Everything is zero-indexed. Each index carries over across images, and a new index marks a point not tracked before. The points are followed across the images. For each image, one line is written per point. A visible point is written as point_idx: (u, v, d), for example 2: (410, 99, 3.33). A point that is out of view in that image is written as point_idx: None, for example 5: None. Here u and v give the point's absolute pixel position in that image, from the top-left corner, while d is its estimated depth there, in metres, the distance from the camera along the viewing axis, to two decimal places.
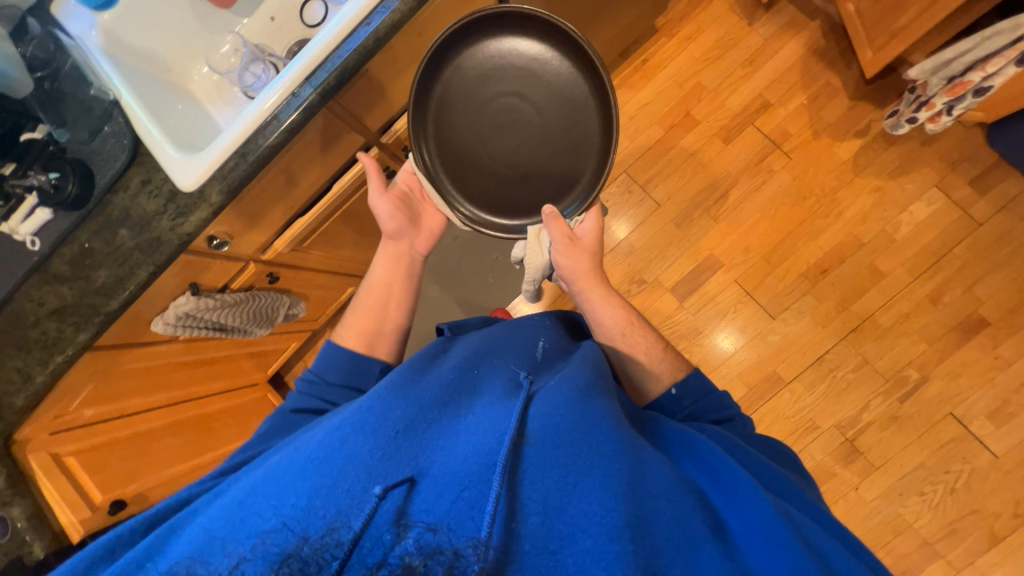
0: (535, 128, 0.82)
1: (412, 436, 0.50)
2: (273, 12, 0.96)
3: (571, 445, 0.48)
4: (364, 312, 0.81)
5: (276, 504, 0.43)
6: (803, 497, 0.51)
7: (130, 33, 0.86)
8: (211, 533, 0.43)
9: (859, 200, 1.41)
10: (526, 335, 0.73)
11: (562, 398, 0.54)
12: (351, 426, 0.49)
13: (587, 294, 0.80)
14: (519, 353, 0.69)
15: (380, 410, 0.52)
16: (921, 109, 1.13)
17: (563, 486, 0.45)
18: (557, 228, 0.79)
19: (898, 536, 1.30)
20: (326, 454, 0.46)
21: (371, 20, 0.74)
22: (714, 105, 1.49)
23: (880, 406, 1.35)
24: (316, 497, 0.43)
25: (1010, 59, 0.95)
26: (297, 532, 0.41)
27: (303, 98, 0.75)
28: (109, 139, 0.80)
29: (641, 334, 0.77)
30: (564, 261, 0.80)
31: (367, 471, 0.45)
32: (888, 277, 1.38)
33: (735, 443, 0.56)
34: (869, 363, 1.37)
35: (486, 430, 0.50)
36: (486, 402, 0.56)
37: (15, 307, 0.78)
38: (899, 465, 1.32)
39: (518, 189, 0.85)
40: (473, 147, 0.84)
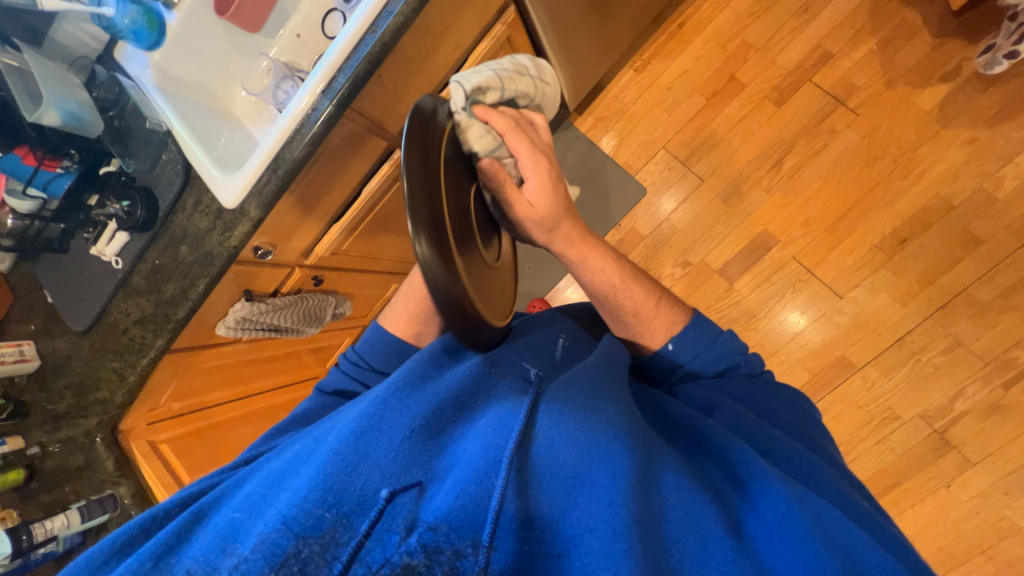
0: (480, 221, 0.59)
1: (424, 431, 0.51)
2: (298, 29, 1.01)
3: (579, 443, 0.47)
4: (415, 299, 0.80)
5: (293, 495, 0.46)
6: (833, 486, 0.50)
7: (179, 69, 0.94)
8: (246, 516, 0.47)
9: (947, 155, 1.20)
10: (546, 331, 0.73)
11: (574, 395, 0.53)
12: (365, 422, 0.51)
13: (574, 243, 0.71)
14: (538, 352, 0.67)
15: (392, 405, 0.53)
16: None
17: (571, 485, 0.45)
18: (513, 138, 0.61)
19: (1004, 541, 1.15)
20: (343, 449, 0.49)
21: (377, 26, 0.75)
22: (763, 64, 1.35)
23: (978, 394, 1.18)
24: (329, 492, 0.45)
25: None
26: (296, 531, 0.43)
27: (321, 111, 0.78)
28: (166, 165, 0.89)
29: (637, 284, 0.73)
30: (539, 215, 0.64)
31: (381, 473, 0.47)
32: (986, 244, 1.17)
33: (757, 423, 0.56)
34: (963, 345, 1.19)
35: (493, 428, 0.50)
36: (498, 399, 0.56)
37: (110, 318, 0.92)
38: (1002, 461, 1.16)
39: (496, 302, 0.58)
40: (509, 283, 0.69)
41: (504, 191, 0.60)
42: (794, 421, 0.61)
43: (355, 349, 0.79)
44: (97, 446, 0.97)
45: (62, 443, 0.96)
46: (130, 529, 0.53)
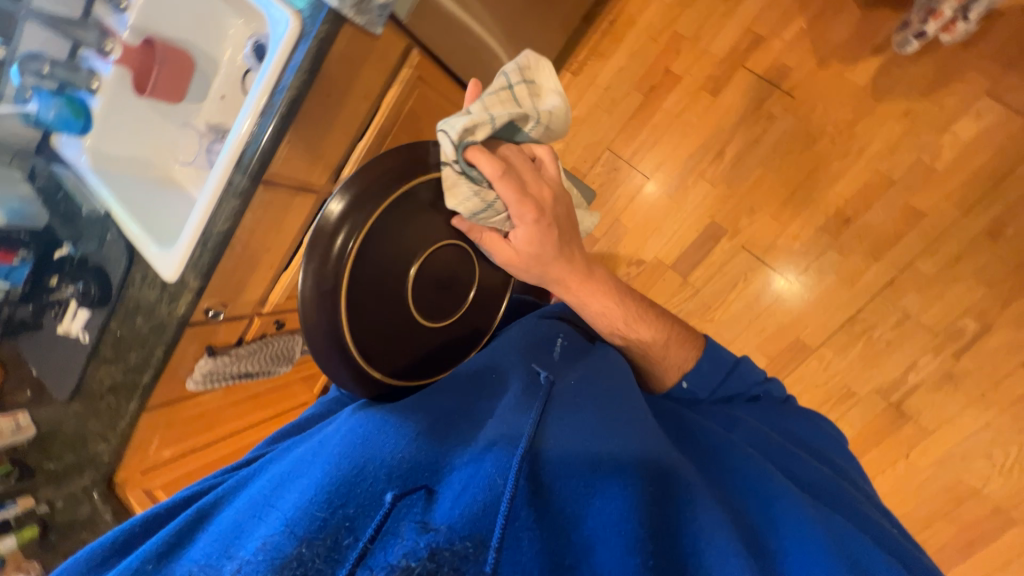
0: (431, 286, 0.67)
1: (431, 442, 0.56)
2: (222, 90, 1.01)
3: (589, 454, 0.52)
4: None
5: (312, 504, 0.50)
6: (848, 500, 0.58)
7: (115, 147, 0.98)
8: (264, 522, 0.51)
9: (885, 130, 1.19)
10: (543, 333, 0.76)
11: (577, 408, 0.59)
12: (376, 433, 0.57)
13: (580, 282, 0.72)
14: (535, 353, 0.71)
15: (404, 422, 0.59)
16: (929, 21, 0.96)
17: (582, 495, 0.50)
18: (506, 193, 0.59)
19: (963, 503, 1.19)
20: (359, 458, 0.54)
21: (273, 100, 0.78)
22: (697, 54, 1.33)
23: (929, 365, 1.19)
24: (344, 496, 0.51)
25: None
26: (315, 531, 0.48)
27: (237, 186, 0.83)
28: (112, 244, 0.95)
29: (643, 323, 0.76)
30: (522, 262, 0.67)
31: (389, 478, 0.52)
32: (928, 217, 1.17)
33: (774, 439, 0.66)
34: (913, 318, 1.20)
35: (501, 439, 0.54)
36: (505, 405, 0.60)
37: (87, 387, 1.00)
38: (958, 429, 1.18)
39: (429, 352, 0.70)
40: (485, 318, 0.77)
41: (484, 241, 0.65)
42: (811, 445, 0.71)
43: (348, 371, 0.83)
44: (95, 500, 1.06)
45: (66, 498, 1.06)
46: (152, 548, 0.54)
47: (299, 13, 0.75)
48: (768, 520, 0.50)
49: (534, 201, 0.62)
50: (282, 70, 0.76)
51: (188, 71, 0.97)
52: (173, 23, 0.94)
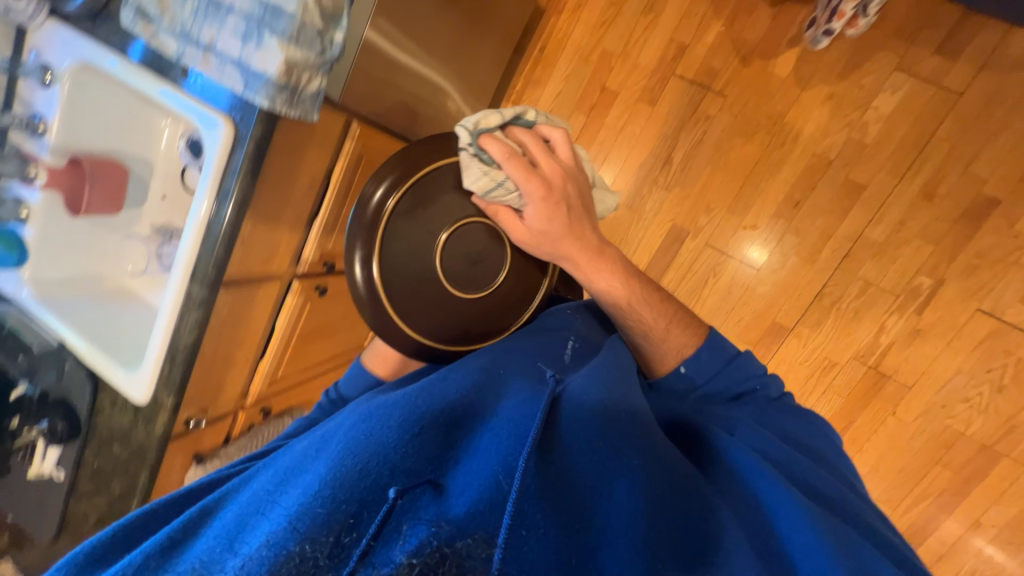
0: (462, 263, 0.71)
1: (438, 426, 0.51)
2: (162, 190, 0.95)
3: (605, 442, 0.51)
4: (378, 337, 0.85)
5: (301, 498, 0.46)
6: (854, 509, 0.56)
7: (55, 270, 0.93)
8: (250, 516, 0.47)
9: (814, 114, 1.25)
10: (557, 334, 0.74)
11: (596, 393, 0.55)
12: (377, 421, 0.51)
13: (591, 261, 0.72)
14: (547, 352, 0.68)
15: (404, 402, 0.53)
16: (833, 20, 0.96)
17: (596, 481, 0.49)
18: (512, 169, 0.64)
19: (952, 447, 1.26)
20: (354, 449, 0.48)
21: (218, 207, 0.75)
22: (628, 68, 1.38)
23: (897, 325, 1.26)
24: (343, 500, 0.45)
25: None
26: (300, 532, 0.44)
27: (195, 297, 0.80)
28: (71, 375, 0.89)
29: (647, 306, 0.76)
30: (533, 239, 0.68)
31: (389, 470, 0.47)
32: (868, 189, 1.24)
33: (782, 445, 0.62)
34: (874, 284, 1.26)
35: (511, 427, 0.51)
36: (514, 391, 0.56)
37: (72, 526, 0.94)
38: (934, 379, 1.25)
39: (467, 326, 0.73)
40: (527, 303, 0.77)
41: (497, 216, 0.69)
42: (808, 444, 0.69)
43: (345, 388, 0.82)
44: None
45: None
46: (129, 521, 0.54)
47: (231, 117, 0.73)
48: (781, 536, 0.49)
49: (541, 175, 0.65)
50: (222, 176, 0.73)
51: (121, 178, 0.91)
52: (98, 135, 0.88)
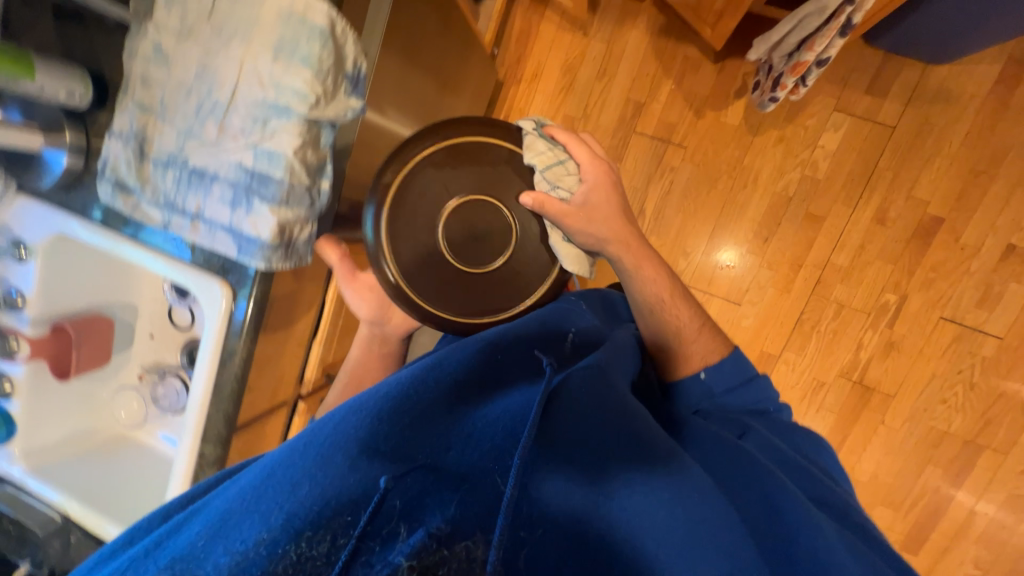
0: (465, 238, 0.72)
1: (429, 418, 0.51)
2: (150, 328, 0.92)
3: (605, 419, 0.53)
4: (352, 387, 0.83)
5: (292, 490, 0.43)
6: (860, 520, 0.56)
7: (47, 437, 0.89)
8: (236, 512, 0.43)
9: (768, 157, 1.34)
10: (558, 319, 0.69)
11: (593, 374, 0.57)
12: (368, 412, 0.48)
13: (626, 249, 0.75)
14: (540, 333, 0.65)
15: (398, 392, 0.50)
16: (776, 89, 1.01)
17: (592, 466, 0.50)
18: (571, 149, 0.72)
19: (939, 446, 1.35)
20: (345, 442, 0.46)
21: (224, 366, 0.75)
22: (591, 129, 1.44)
23: (873, 340, 1.35)
24: (332, 492, 0.44)
25: (832, 35, 0.84)
26: (295, 528, 0.43)
27: (209, 456, 0.78)
28: (79, 547, 0.86)
29: (681, 304, 0.82)
30: (581, 219, 0.70)
31: (382, 461, 0.47)
32: (827, 219, 1.33)
33: (788, 451, 0.65)
34: (846, 305, 1.35)
35: (511, 416, 0.52)
36: (511, 387, 0.57)
37: None
38: (913, 385, 1.34)
39: (465, 300, 0.74)
40: (530, 289, 0.75)
41: (544, 201, 0.69)
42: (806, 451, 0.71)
43: None
44: None
45: None
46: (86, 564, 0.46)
47: (226, 278, 0.73)
48: (774, 532, 0.50)
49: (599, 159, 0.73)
50: (225, 337, 0.73)
51: (107, 327, 0.88)
52: (77, 294, 0.85)
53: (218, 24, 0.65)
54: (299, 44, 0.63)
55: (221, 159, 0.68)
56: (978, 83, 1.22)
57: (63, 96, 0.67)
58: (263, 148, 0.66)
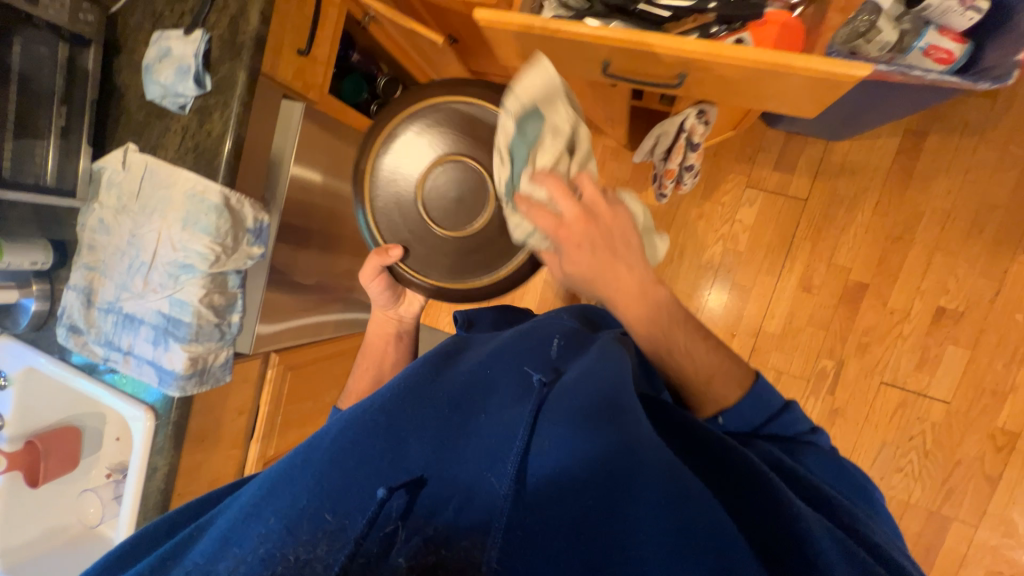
0: (444, 206, 0.70)
1: (423, 432, 0.50)
2: (114, 433, 1.02)
3: (601, 413, 0.48)
4: (361, 375, 0.85)
5: (294, 497, 0.45)
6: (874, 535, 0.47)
7: (15, 539, 1.01)
8: (238, 523, 0.44)
9: (692, 232, 1.39)
10: (541, 334, 0.65)
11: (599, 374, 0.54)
12: (359, 426, 0.50)
13: (630, 301, 0.65)
14: (538, 350, 0.62)
15: (388, 407, 0.51)
16: (661, 188, 1.07)
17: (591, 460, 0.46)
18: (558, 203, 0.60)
19: (903, 517, 1.29)
20: (347, 451, 0.48)
21: (146, 479, 0.86)
22: None
23: (816, 407, 1.33)
24: (327, 501, 0.45)
25: (685, 148, 0.92)
26: (298, 532, 0.43)
27: None
28: None
29: (701, 354, 0.66)
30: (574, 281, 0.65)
31: (377, 476, 0.47)
32: (755, 289, 1.36)
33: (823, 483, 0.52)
34: (784, 372, 1.35)
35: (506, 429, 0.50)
36: (500, 399, 0.55)
37: None
38: (865, 453, 1.31)
39: (446, 266, 0.73)
40: (496, 267, 0.72)
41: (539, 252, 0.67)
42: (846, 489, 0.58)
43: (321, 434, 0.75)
44: None
45: None
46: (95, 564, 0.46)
47: (151, 405, 0.86)
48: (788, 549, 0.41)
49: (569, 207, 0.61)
50: (146, 455, 0.85)
51: (73, 435, 1.00)
52: (48, 411, 1.01)
53: (143, 202, 0.81)
54: (200, 218, 0.78)
55: (145, 307, 0.82)
56: (880, 156, 1.26)
57: (29, 264, 0.84)
58: (177, 299, 0.81)
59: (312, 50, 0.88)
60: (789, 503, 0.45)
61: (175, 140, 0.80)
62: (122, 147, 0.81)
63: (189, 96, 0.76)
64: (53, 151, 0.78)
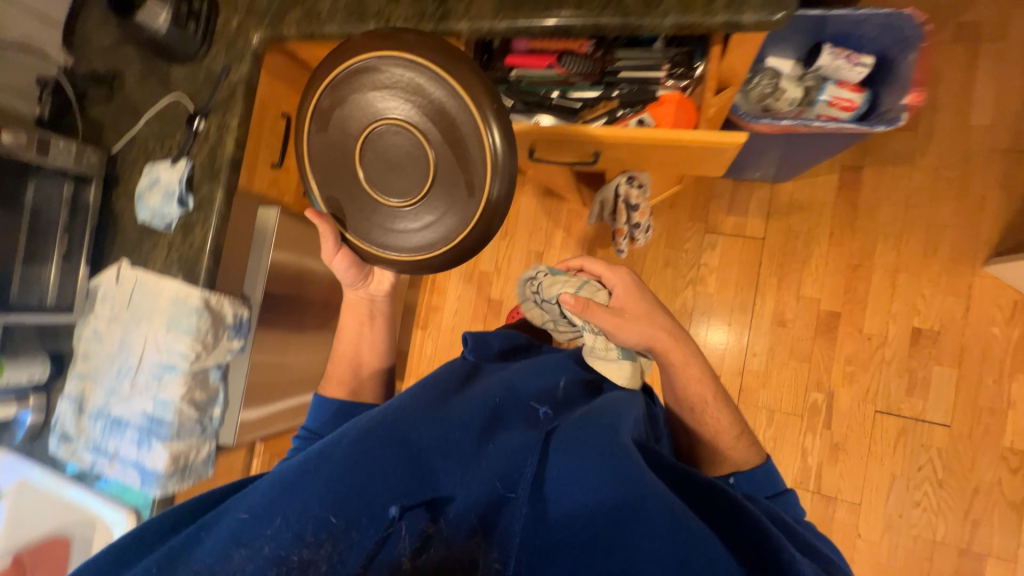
0: (382, 168, 0.65)
1: (441, 455, 0.60)
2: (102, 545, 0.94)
3: (589, 448, 0.59)
4: (341, 362, 0.93)
5: (316, 501, 0.53)
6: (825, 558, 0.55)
7: None
8: (256, 521, 0.52)
9: (663, 279, 1.43)
10: (547, 374, 0.80)
11: (592, 418, 0.65)
12: (381, 444, 0.58)
13: (669, 344, 0.83)
14: (540, 390, 0.76)
15: (408, 430, 0.61)
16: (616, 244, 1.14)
17: (578, 484, 0.57)
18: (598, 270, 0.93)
19: (933, 558, 1.20)
20: (368, 459, 0.57)
21: None
22: (503, 280, 1.60)
23: (816, 443, 1.29)
24: (345, 507, 0.54)
25: (631, 208, 1.01)
26: (323, 531, 0.52)
27: None
28: None
29: (723, 414, 0.82)
30: (626, 324, 0.82)
31: (393, 492, 0.56)
32: (732, 328, 1.37)
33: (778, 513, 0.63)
34: (777, 411, 1.32)
35: (511, 458, 0.61)
36: (507, 431, 0.65)
37: None
38: (877, 491, 1.24)
39: (389, 236, 0.68)
40: (444, 232, 0.65)
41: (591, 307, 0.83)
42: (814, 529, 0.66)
43: (304, 426, 0.84)
44: None
45: None
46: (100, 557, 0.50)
47: (134, 508, 0.93)
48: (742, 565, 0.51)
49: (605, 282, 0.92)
50: None
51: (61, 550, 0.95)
52: (33, 527, 0.96)
53: (133, 310, 0.89)
54: (183, 320, 0.85)
55: (132, 409, 0.87)
56: (824, 191, 1.33)
57: (26, 378, 0.90)
58: (162, 398, 0.86)
59: (284, 161, 1.01)
60: (779, 536, 0.51)
61: (161, 254, 0.89)
62: (115, 264, 0.91)
63: (173, 215, 0.86)
64: (54, 274, 0.88)
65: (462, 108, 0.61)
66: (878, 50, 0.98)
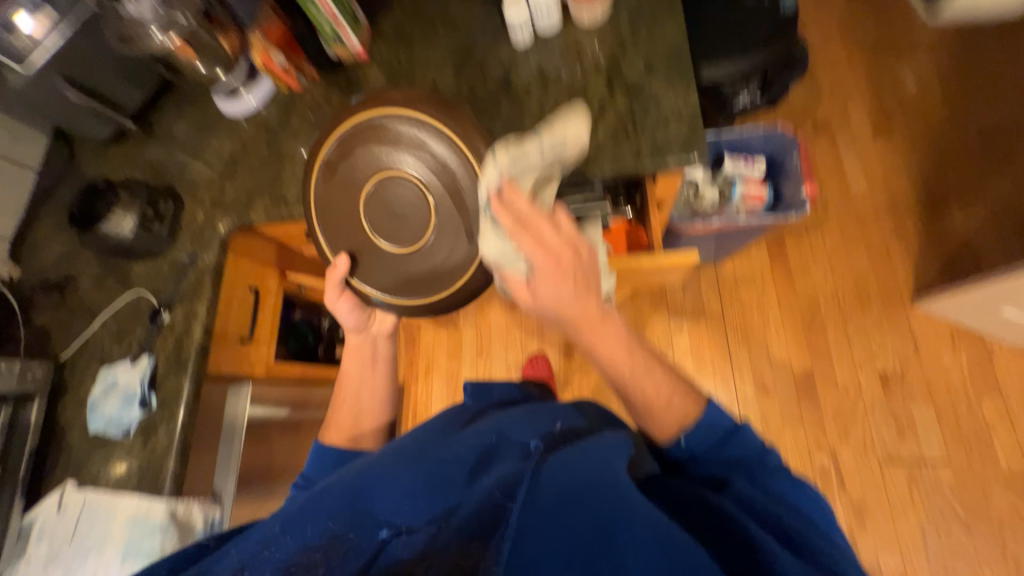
0: (389, 214, 0.70)
1: (429, 489, 0.57)
2: None
3: (580, 466, 0.52)
4: (341, 408, 0.88)
5: (306, 534, 0.52)
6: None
7: None
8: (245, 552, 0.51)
9: None
10: (551, 415, 0.67)
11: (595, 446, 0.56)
12: (373, 479, 0.58)
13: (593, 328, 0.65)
14: (540, 426, 0.64)
15: (393, 474, 0.59)
16: None
17: (566, 500, 0.48)
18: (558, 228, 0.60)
19: None
20: (357, 494, 0.56)
21: None
22: None
23: (839, 509, 1.26)
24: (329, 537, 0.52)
25: None
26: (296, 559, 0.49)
27: None
28: None
29: (652, 380, 0.66)
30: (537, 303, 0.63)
31: (374, 523, 0.54)
32: (722, 403, 1.38)
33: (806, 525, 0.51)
34: None
35: (499, 481, 0.53)
36: (498, 463, 0.58)
37: None
38: (914, 548, 1.21)
39: (397, 277, 0.73)
40: (452, 276, 0.70)
41: (502, 277, 0.63)
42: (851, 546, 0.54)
43: (302, 475, 0.79)
44: None
45: None
46: None
47: None
48: None
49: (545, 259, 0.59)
50: None
51: None
52: None
53: (78, 543, 0.76)
54: (143, 544, 0.73)
55: None
56: (760, 263, 1.46)
57: None
58: None
59: (254, 334, 0.99)
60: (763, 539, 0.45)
61: (117, 465, 0.80)
62: (59, 488, 0.79)
63: (133, 421, 0.80)
64: None
65: (465, 167, 0.66)
66: (767, 153, 1.19)
